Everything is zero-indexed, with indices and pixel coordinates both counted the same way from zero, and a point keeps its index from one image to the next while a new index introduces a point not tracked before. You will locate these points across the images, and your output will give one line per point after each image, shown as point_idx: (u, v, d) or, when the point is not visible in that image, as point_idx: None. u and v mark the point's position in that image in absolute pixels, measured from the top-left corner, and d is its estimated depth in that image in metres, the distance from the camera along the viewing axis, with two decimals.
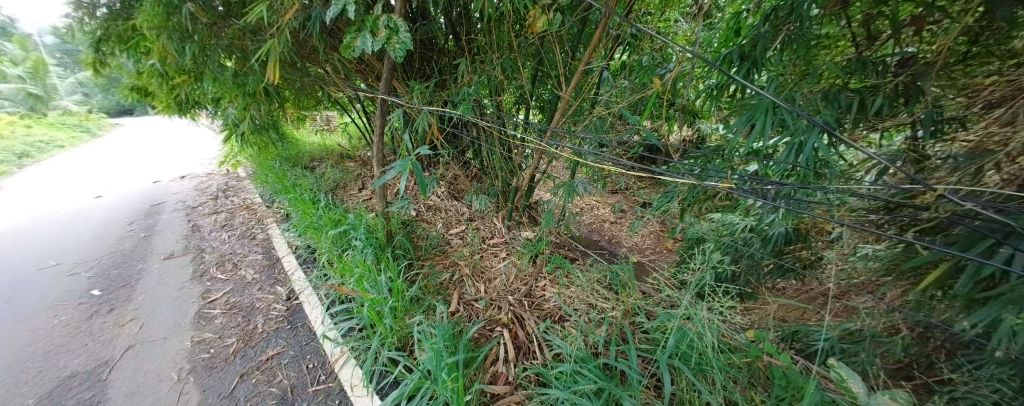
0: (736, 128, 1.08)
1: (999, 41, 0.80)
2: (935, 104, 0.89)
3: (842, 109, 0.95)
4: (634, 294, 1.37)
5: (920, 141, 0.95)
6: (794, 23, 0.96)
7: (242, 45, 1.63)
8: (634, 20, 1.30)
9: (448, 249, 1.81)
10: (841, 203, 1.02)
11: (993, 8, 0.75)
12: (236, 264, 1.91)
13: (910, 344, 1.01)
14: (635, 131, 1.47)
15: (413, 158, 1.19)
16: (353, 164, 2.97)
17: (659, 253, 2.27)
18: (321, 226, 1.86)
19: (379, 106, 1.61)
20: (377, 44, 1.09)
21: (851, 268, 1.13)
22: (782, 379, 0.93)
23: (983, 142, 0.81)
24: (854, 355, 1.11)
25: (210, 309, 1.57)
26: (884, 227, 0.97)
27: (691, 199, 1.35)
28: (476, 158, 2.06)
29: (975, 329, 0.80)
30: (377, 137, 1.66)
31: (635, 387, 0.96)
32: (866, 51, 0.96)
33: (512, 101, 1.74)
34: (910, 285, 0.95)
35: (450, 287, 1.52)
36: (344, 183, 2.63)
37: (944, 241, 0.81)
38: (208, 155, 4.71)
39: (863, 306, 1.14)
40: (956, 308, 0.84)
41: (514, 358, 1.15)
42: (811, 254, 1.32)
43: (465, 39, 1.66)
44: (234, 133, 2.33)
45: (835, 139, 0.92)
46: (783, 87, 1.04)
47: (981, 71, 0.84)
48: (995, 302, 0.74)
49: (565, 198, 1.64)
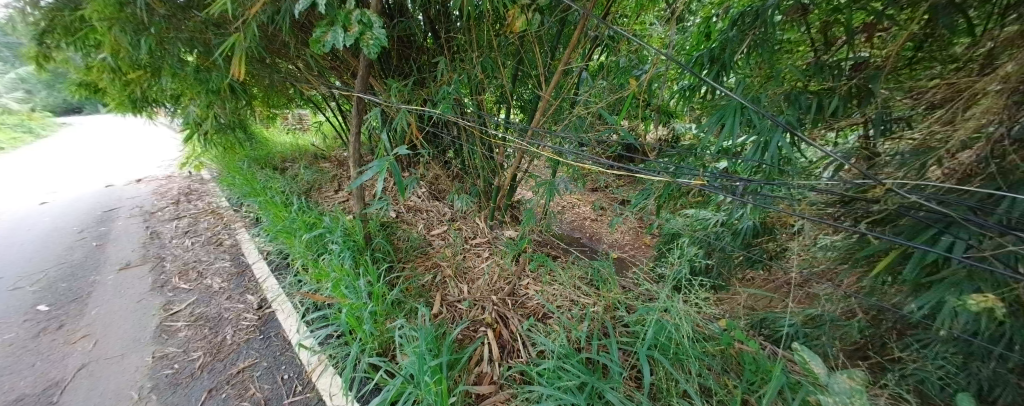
0: (707, 127, 1.13)
1: (941, 47, 0.90)
2: (884, 105, 0.97)
3: (803, 110, 1.02)
4: (615, 289, 1.41)
5: (871, 140, 1.03)
6: (760, 28, 1.02)
7: (205, 39, 1.53)
8: (611, 21, 1.33)
9: (429, 250, 1.78)
10: (802, 197, 1.09)
11: (936, 16, 0.82)
12: (201, 273, 1.79)
13: (865, 327, 1.10)
14: (613, 130, 1.51)
15: (391, 158, 1.15)
16: (328, 165, 2.86)
17: (637, 249, 2.34)
18: (295, 230, 1.79)
19: (355, 104, 1.56)
20: (350, 39, 1.05)
21: (812, 257, 1.21)
22: (752, 364, 0.99)
23: (928, 140, 0.89)
24: (816, 339, 1.19)
25: (173, 321, 1.47)
26: (840, 220, 1.03)
27: (667, 195, 1.40)
28: (457, 158, 2.04)
29: (920, 311, 0.88)
30: (353, 136, 1.60)
31: (616, 379, 0.99)
32: (823, 55, 1.03)
33: (493, 100, 1.74)
34: (864, 272, 1.02)
35: (433, 289, 1.50)
36: (319, 184, 2.53)
37: (893, 232, 0.89)
38: (168, 157, 4.37)
39: (823, 293, 1.22)
40: (905, 292, 0.92)
41: (498, 358, 1.15)
42: (777, 246, 1.40)
43: (444, 37, 1.64)
44: (196, 132, 2.18)
45: (796, 138, 0.99)
46: (750, 88, 1.10)
47: (926, 74, 0.95)
48: (937, 285, 0.81)
49: (546, 197, 1.67)
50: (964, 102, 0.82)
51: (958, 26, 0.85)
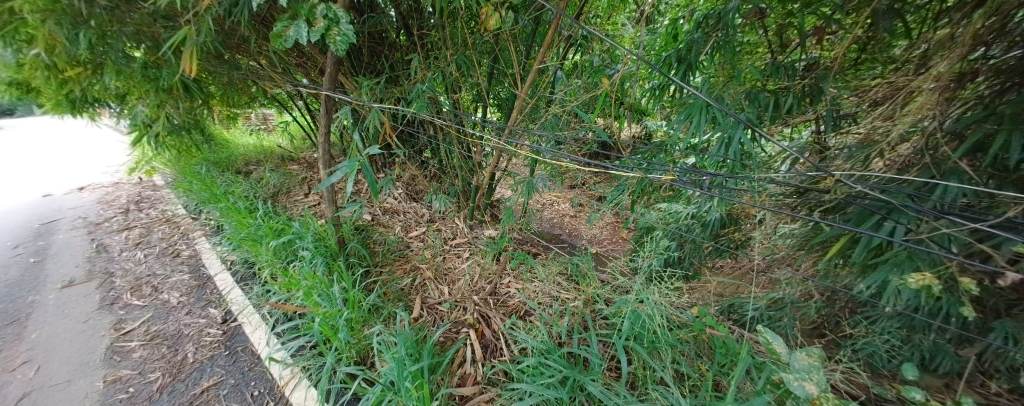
0: (677, 125, 1.18)
1: (881, 49, 1.00)
2: (833, 103, 1.05)
3: (762, 107, 1.10)
4: (594, 283, 1.44)
5: (822, 134, 1.11)
6: (723, 29, 1.07)
7: (154, 33, 1.41)
8: (584, 21, 1.35)
9: (408, 252, 1.74)
10: (763, 189, 1.17)
11: (878, 20, 0.89)
12: (157, 288, 1.65)
13: (821, 307, 1.20)
14: (588, 128, 1.54)
15: (362, 158, 1.10)
16: (297, 168, 2.73)
17: (615, 243, 2.40)
18: (263, 237, 1.69)
19: (324, 103, 1.49)
20: (315, 35, 0.99)
21: (774, 245, 1.30)
22: (723, 347, 1.05)
23: (871, 134, 0.97)
24: (778, 320, 1.28)
25: (126, 341, 1.35)
26: (797, 209, 1.10)
27: (641, 190, 1.45)
28: (434, 157, 2.01)
29: (868, 290, 0.97)
30: (322, 137, 1.54)
31: (596, 371, 1.01)
32: (779, 56, 1.10)
33: (470, 98, 1.73)
34: (819, 256, 1.11)
35: (412, 292, 1.46)
36: (287, 188, 2.40)
37: (843, 219, 0.97)
38: (116, 161, 4.00)
39: (784, 277, 1.31)
40: (854, 273, 1.01)
41: (481, 358, 1.15)
42: (742, 235, 1.48)
43: (417, 33, 1.60)
44: (145, 134, 2.00)
45: (756, 134, 1.06)
46: (714, 87, 1.16)
47: (869, 74, 1.05)
48: (882, 266, 0.89)
49: (525, 195, 1.67)
50: (903, 99, 0.91)
51: (894, 30, 0.94)
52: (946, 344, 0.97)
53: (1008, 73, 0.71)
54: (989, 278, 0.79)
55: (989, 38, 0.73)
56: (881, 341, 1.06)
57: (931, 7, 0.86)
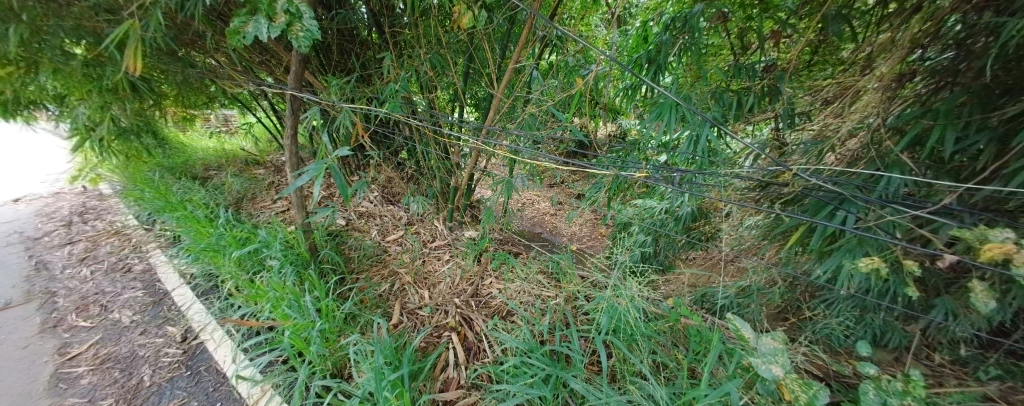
0: (649, 123, 1.22)
1: (831, 51, 1.08)
2: (790, 102, 1.12)
3: (726, 107, 1.16)
4: (574, 280, 1.47)
5: (780, 131, 1.18)
6: (689, 32, 1.11)
7: (95, 28, 1.29)
8: (559, 22, 1.36)
9: (386, 257, 1.69)
10: (729, 184, 1.23)
11: (828, 24, 0.96)
12: (107, 307, 1.51)
13: (784, 292, 1.28)
14: (564, 128, 1.56)
15: (331, 160, 1.05)
16: (263, 172, 2.59)
17: (594, 240, 2.45)
18: (227, 247, 1.59)
19: (290, 103, 1.42)
20: (276, 31, 0.93)
21: (740, 235, 1.37)
22: (697, 336, 1.09)
23: (824, 130, 1.04)
24: (746, 307, 1.36)
25: (72, 367, 1.23)
26: (760, 202, 1.17)
27: (617, 187, 1.49)
28: (411, 159, 1.97)
29: (825, 275, 1.04)
30: (290, 139, 1.46)
31: (578, 367, 1.03)
32: (741, 58, 1.16)
33: (446, 98, 1.70)
34: (781, 245, 1.19)
35: (391, 298, 1.43)
36: (252, 194, 2.27)
37: (801, 210, 1.04)
38: (57, 169, 3.63)
39: (750, 266, 1.38)
40: (813, 259, 1.09)
41: (464, 361, 1.13)
42: (712, 228, 1.55)
43: (389, 31, 1.55)
44: (86, 139, 1.82)
45: (721, 131, 1.11)
46: (682, 87, 1.21)
47: (821, 75, 1.13)
48: (837, 252, 0.97)
49: (504, 194, 1.67)
50: (850, 98, 0.98)
51: (842, 34, 1.02)
52: (892, 320, 1.07)
53: (941, 73, 0.79)
54: (926, 260, 0.87)
55: (923, 42, 0.80)
56: (837, 322, 1.14)
57: (874, 13, 0.93)
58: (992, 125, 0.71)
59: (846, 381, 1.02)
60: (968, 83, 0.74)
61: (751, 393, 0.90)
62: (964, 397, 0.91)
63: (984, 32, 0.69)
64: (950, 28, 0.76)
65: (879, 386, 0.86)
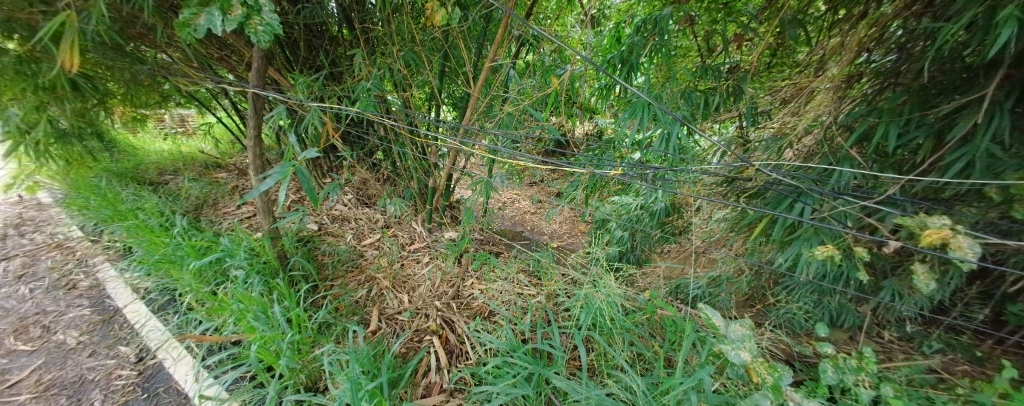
0: (623, 122, 1.25)
1: (789, 54, 1.15)
2: (752, 101, 1.18)
3: (695, 106, 1.21)
4: (555, 277, 1.48)
5: (745, 129, 1.24)
6: (659, 34, 1.14)
7: (24, 19, 1.16)
8: (534, 21, 1.36)
9: (362, 262, 1.64)
10: (698, 180, 1.28)
11: (785, 28, 1.02)
12: (48, 328, 1.36)
13: (751, 280, 1.36)
14: (540, 127, 1.57)
15: (296, 164, 0.96)
16: (226, 176, 2.44)
17: (574, 237, 2.49)
18: (187, 258, 1.48)
19: (253, 102, 1.33)
20: (233, 24, 0.85)
21: (710, 228, 1.44)
22: (672, 326, 1.13)
23: (783, 128, 1.11)
24: (717, 296, 1.43)
25: (10, 396, 1.09)
26: (727, 196, 1.23)
27: (594, 184, 1.52)
28: (386, 159, 1.92)
29: (786, 263, 1.11)
30: (253, 140, 1.38)
31: (559, 363, 1.04)
32: (708, 59, 1.22)
33: (422, 97, 1.67)
34: (747, 237, 1.25)
35: (369, 304, 1.39)
36: (214, 199, 2.14)
37: (764, 203, 1.11)
38: None
39: (720, 257, 1.45)
40: (775, 248, 1.16)
41: (446, 365, 1.12)
42: (684, 222, 1.62)
43: (360, 28, 1.50)
44: (18, 143, 1.64)
45: (690, 129, 1.16)
46: (653, 87, 1.26)
47: (779, 76, 1.20)
48: (797, 241, 1.03)
49: (484, 194, 1.66)
50: (806, 98, 1.05)
51: (797, 38, 1.08)
52: (846, 302, 1.15)
53: (885, 74, 0.85)
54: (874, 246, 0.95)
55: (869, 46, 0.87)
56: (798, 307, 1.22)
57: (825, 18, 1.00)
58: (929, 122, 0.78)
59: (808, 361, 1.10)
60: (907, 83, 0.81)
61: (724, 378, 0.95)
62: (911, 370, 1.00)
63: (922, 37, 0.76)
64: (893, 33, 0.82)
65: (836, 364, 0.93)
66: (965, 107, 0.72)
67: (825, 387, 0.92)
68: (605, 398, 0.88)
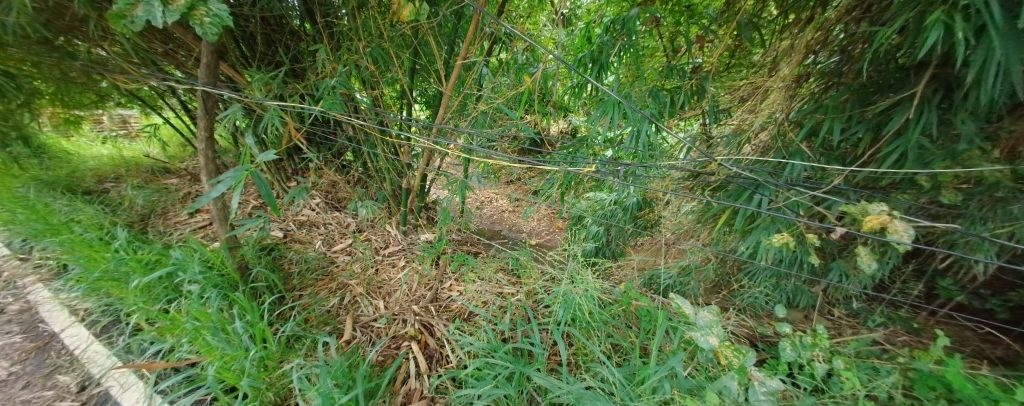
0: (595, 120, 1.27)
1: (746, 55, 1.21)
2: (714, 100, 1.25)
3: (662, 104, 1.26)
4: (534, 274, 1.49)
5: (708, 126, 1.31)
6: (627, 34, 1.17)
7: None
8: (506, 19, 1.35)
9: (334, 269, 1.56)
10: (666, 175, 1.33)
11: (743, 30, 1.08)
12: None
13: (716, 268, 1.44)
14: (514, 125, 1.57)
15: (252, 167, 0.84)
16: (176, 182, 2.24)
17: (552, 234, 2.53)
18: (131, 274, 1.34)
19: (202, 100, 1.23)
20: (175, 16, 0.75)
21: (680, 221, 1.51)
22: (646, 316, 1.18)
23: (742, 124, 1.18)
24: (686, 284, 1.50)
25: None
26: (694, 189, 1.29)
27: (569, 181, 1.54)
28: (356, 160, 1.84)
29: (747, 251, 1.19)
30: (205, 142, 1.27)
31: (540, 360, 1.05)
32: (673, 59, 1.27)
33: (392, 95, 1.61)
34: (713, 227, 1.32)
35: (341, 313, 1.33)
36: (163, 208, 1.96)
37: (726, 195, 1.17)
38: None
39: (688, 248, 1.52)
40: (738, 237, 1.23)
41: (426, 370, 1.10)
42: (655, 215, 1.68)
43: (322, 22, 1.42)
44: None
45: (658, 127, 1.20)
46: (623, 86, 1.29)
47: (738, 76, 1.27)
48: (756, 231, 1.11)
49: (460, 194, 1.63)
50: (761, 96, 1.12)
51: (753, 39, 1.15)
52: (801, 284, 1.25)
53: (830, 74, 0.92)
54: (823, 232, 1.03)
55: (815, 49, 0.93)
56: (759, 291, 1.31)
57: (776, 22, 1.06)
58: (868, 118, 0.85)
59: (768, 341, 1.18)
60: (849, 82, 0.88)
61: (695, 363, 1.00)
62: (857, 344, 1.10)
63: (861, 40, 0.83)
64: (836, 36, 0.89)
65: (794, 342, 1.00)
66: (899, 104, 0.80)
67: (786, 364, 0.99)
68: (584, 392, 0.89)
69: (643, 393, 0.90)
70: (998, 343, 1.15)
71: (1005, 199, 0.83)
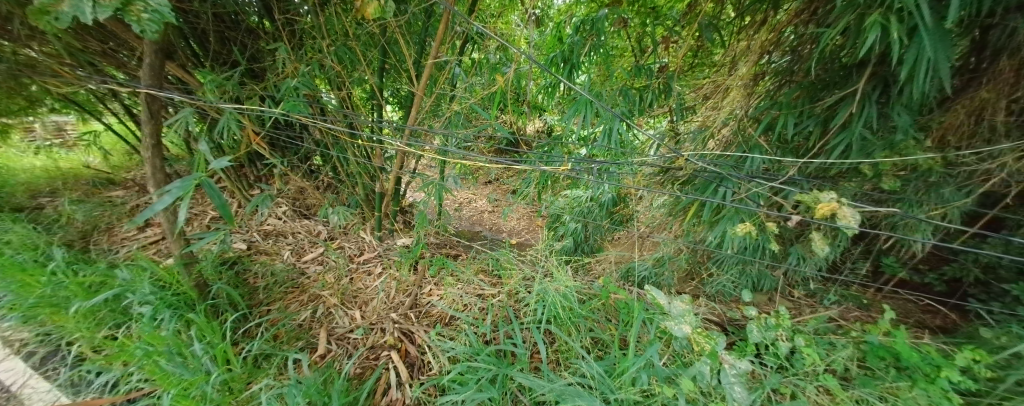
0: (568, 119, 1.29)
1: (708, 55, 1.27)
2: (680, 98, 1.30)
3: (631, 103, 1.30)
4: (514, 274, 1.50)
5: (675, 123, 1.36)
6: (596, 35, 1.20)
7: None
8: (477, 18, 1.33)
9: (305, 280, 1.49)
10: (638, 171, 1.38)
11: (704, 31, 1.13)
12: None
13: (688, 258, 1.50)
14: (488, 126, 1.55)
15: (201, 176, 0.76)
16: (123, 194, 2.06)
17: (532, 232, 2.55)
18: (71, 299, 1.21)
19: (147, 104, 1.13)
20: (105, 11, 0.67)
21: (653, 215, 1.56)
22: (624, 308, 1.21)
23: (706, 121, 1.23)
24: (661, 275, 1.55)
25: None
26: (664, 184, 1.34)
27: (545, 180, 1.55)
28: (326, 165, 1.76)
29: (715, 241, 1.25)
30: (152, 150, 1.16)
31: (522, 360, 1.06)
32: (641, 59, 1.30)
33: (361, 96, 1.55)
34: (683, 220, 1.38)
35: (314, 326, 1.27)
36: (108, 223, 1.79)
37: (694, 189, 1.22)
38: None
39: (661, 241, 1.58)
40: (706, 228, 1.29)
41: (407, 379, 1.07)
42: (630, 210, 1.74)
43: (281, 19, 1.34)
44: None
45: (629, 125, 1.24)
46: (594, 85, 1.32)
47: (701, 75, 1.32)
48: (722, 221, 1.16)
49: (436, 196, 1.60)
50: (722, 94, 1.18)
51: (714, 40, 1.20)
52: (764, 269, 1.33)
53: (783, 73, 0.98)
54: (781, 220, 1.10)
55: (769, 49, 0.99)
56: (726, 278, 1.39)
57: (734, 24, 1.12)
58: (817, 113, 0.92)
59: (737, 324, 1.24)
60: (800, 80, 0.94)
61: (671, 351, 1.04)
62: (816, 322, 1.18)
63: (809, 41, 0.89)
64: (787, 37, 0.95)
65: (760, 324, 1.06)
66: (843, 100, 0.86)
67: (753, 345, 1.04)
68: (566, 389, 0.90)
69: (622, 385, 0.92)
70: (936, 313, 1.29)
71: (937, 183, 0.94)
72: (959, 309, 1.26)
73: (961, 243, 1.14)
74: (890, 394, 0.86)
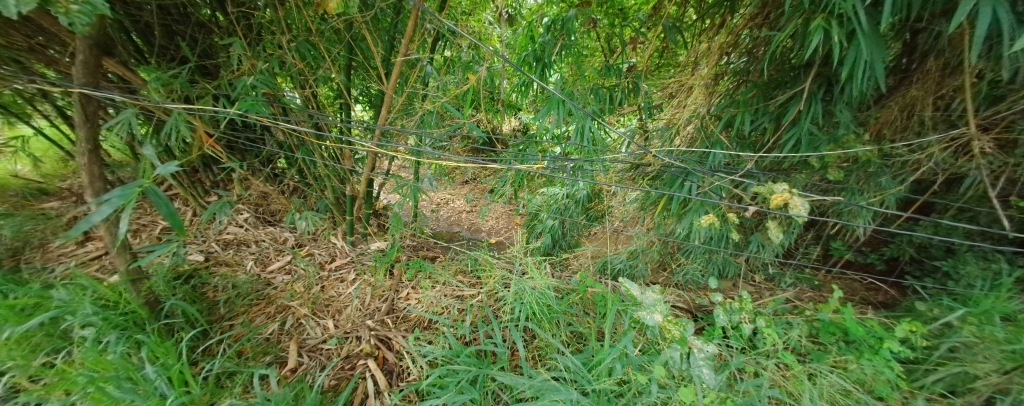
0: (541, 118, 1.29)
1: (672, 55, 1.31)
2: (647, 96, 1.34)
3: (602, 102, 1.33)
4: (493, 273, 1.50)
5: (644, 121, 1.40)
6: (567, 34, 1.21)
7: None
8: (448, 16, 1.30)
9: (272, 290, 1.42)
10: (609, 168, 1.42)
11: (668, 32, 1.17)
12: None
13: (659, 251, 1.55)
14: (461, 125, 1.52)
15: (144, 183, 0.70)
16: (58, 206, 1.86)
17: (510, 231, 2.56)
18: None
19: (81, 106, 1.02)
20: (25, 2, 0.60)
21: (626, 210, 1.61)
22: (601, 301, 1.25)
23: (672, 118, 1.28)
24: (634, 267, 1.61)
25: None
26: (634, 180, 1.38)
27: (521, 178, 1.57)
28: (291, 168, 1.68)
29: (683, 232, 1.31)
30: (88, 155, 1.05)
31: (502, 359, 1.07)
32: (610, 59, 1.33)
33: (327, 95, 1.49)
34: (654, 213, 1.43)
35: (283, 339, 1.21)
36: (40, 237, 1.61)
37: (662, 183, 1.27)
38: None
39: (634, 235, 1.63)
40: (674, 220, 1.35)
41: (385, 386, 1.05)
42: (604, 207, 1.78)
43: (236, 14, 1.26)
44: None
45: (600, 123, 1.27)
46: (566, 84, 1.34)
47: (667, 74, 1.37)
48: (688, 214, 1.22)
49: (411, 198, 1.56)
50: (686, 92, 1.23)
51: (678, 41, 1.25)
52: (729, 257, 1.40)
53: (740, 73, 1.04)
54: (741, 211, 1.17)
55: (728, 50, 1.04)
56: (693, 267, 1.47)
57: (695, 26, 1.17)
58: (771, 110, 0.98)
59: (704, 310, 1.31)
60: (755, 80, 1.00)
61: (645, 340, 1.08)
62: (775, 304, 1.27)
63: (763, 43, 0.95)
64: (743, 39, 1.00)
65: (725, 308, 1.12)
66: (793, 98, 0.92)
67: (719, 329, 1.10)
68: (546, 385, 0.92)
69: (599, 376, 0.95)
70: (878, 290, 1.43)
71: (875, 173, 1.03)
72: (896, 286, 1.41)
73: (898, 226, 1.26)
74: (839, 367, 0.94)
